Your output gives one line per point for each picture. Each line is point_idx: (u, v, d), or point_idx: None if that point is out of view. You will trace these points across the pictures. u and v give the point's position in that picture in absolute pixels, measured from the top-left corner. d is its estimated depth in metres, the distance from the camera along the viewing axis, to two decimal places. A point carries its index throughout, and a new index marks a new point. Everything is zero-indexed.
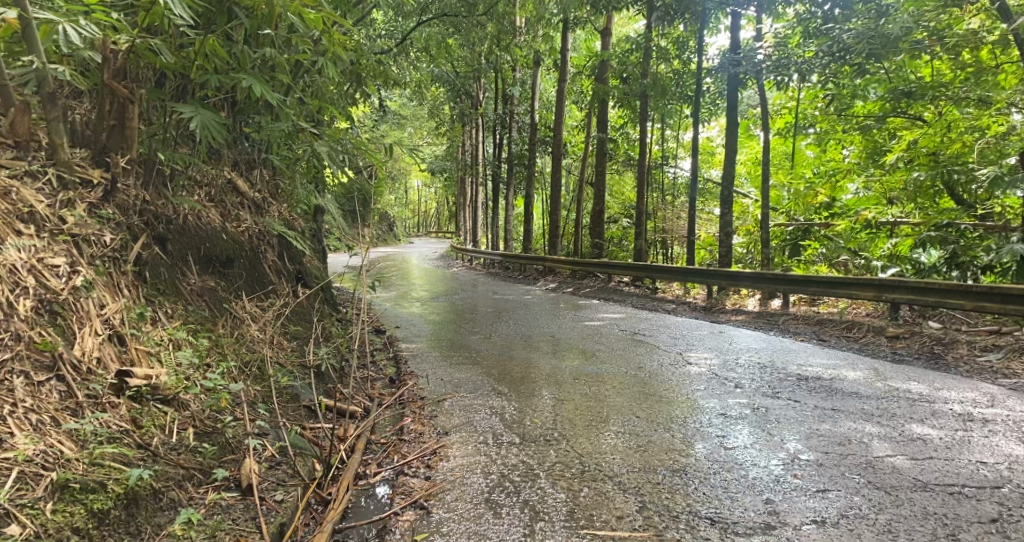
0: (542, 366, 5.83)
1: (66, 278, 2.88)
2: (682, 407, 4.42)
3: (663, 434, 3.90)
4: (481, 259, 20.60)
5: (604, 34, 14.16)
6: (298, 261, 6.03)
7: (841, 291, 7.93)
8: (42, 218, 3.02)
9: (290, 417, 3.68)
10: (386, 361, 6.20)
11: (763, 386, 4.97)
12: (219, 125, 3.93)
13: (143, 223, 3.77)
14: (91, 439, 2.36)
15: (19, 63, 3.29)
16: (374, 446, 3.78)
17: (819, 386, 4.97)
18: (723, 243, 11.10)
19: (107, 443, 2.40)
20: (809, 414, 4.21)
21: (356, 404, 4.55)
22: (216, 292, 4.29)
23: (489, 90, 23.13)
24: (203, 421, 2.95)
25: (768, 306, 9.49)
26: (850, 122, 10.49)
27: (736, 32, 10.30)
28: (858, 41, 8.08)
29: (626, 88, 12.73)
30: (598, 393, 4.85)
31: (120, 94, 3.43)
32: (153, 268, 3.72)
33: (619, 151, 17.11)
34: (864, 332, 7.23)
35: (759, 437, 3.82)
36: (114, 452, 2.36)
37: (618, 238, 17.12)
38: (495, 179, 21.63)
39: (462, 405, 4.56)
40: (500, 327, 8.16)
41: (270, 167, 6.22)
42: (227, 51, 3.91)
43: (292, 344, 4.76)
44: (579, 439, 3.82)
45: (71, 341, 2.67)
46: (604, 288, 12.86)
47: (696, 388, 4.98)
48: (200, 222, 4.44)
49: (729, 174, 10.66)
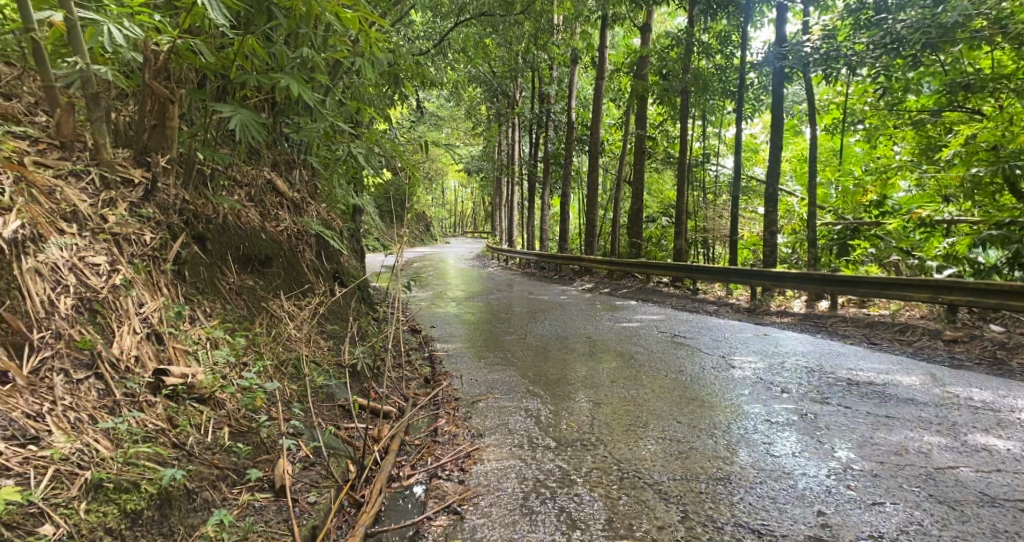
0: (579, 367, 5.72)
1: (106, 277, 2.92)
2: (725, 413, 4.26)
3: (706, 441, 3.75)
4: (518, 259, 20.55)
5: (644, 31, 13.95)
6: (335, 261, 6.06)
7: (893, 293, 7.57)
8: (84, 217, 3.07)
9: (325, 417, 3.66)
10: (422, 361, 6.18)
11: (811, 391, 4.76)
12: (257, 125, 3.95)
13: (183, 222, 3.82)
14: (126, 438, 2.37)
15: (65, 66, 3.36)
16: (408, 447, 3.73)
17: (871, 391, 4.73)
18: (766, 242, 10.78)
19: (141, 442, 2.40)
20: (862, 421, 3.99)
21: (391, 404, 4.52)
22: (254, 291, 4.32)
23: (526, 90, 23.05)
24: (238, 420, 2.95)
25: (814, 308, 9.16)
26: (902, 117, 10.06)
27: (781, 25, 9.99)
28: (914, 31, 7.72)
29: (666, 85, 12.49)
30: (638, 397, 4.71)
31: (161, 95, 3.47)
32: (192, 267, 3.76)
33: (658, 149, 16.84)
34: (918, 335, 6.89)
35: (807, 444, 3.63)
36: (149, 451, 2.37)
37: (657, 237, 16.86)
38: (532, 179, 21.60)
39: (496, 407, 4.48)
40: (536, 328, 8.06)
41: (309, 167, 6.27)
42: (265, 51, 3.92)
43: (328, 343, 4.77)
44: (617, 445, 3.70)
45: (110, 340, 2.70)
46: (642, 288, 12.64)
47: (740, 392, 4.79)
48: (239, 222, 4.49)
49: (773, 171, 10.35)
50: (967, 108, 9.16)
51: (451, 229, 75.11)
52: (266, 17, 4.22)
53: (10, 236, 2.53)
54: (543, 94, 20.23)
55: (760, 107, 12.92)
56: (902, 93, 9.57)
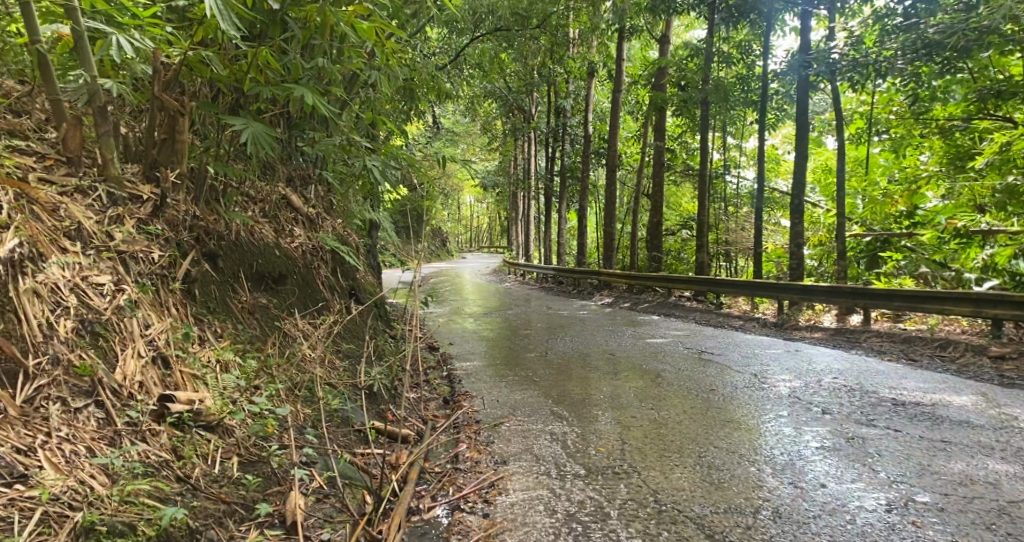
0: (604, 386, 5.47)
1: (110, 297, 2.76)
2: (765, 436, 3.98)
3: (748, 468, 3.48)
4: (535, 273, 20.35)
5: (662, 42, 13.82)
6: (351, 277, 5.91)
7: (931, 306, 7.21)
8: (89, 234, 2.92)
9: (340, 443, 3.47)
10: (440, 381, 5.97)
11: (854, 412, 4.46)
12: (271, 138, 3.80)
13: (194, 239, 3.67)
14: (124, 474, 2.19)
15: (72, 80, 3.24)
16: (428, 475, 3.51)
17: (920, 413, 4.42)
18: (792, 255, 10.46)
19: (141, 477, 2.21)
20: (917, 446, 3.70)
21: (409, 427, 4.32)
22: (267, 310, 4.18)
23: (541, 105, 23.02)
24: (247, 448, 2.76)
25: (846, 322, 8.81)
26: (929, 126, 9.76)
27: (805, 33, 9.76)
28: (947, 35, 7.41)
29: (686, 96, 12.30)
30: (668, 418, 4.45)
31: (171, 107, 3.34)
32: (203, 286, 3.62)
33: (677, 161, 16.64)
34: (961, 351, 6.54)
35: (861, 473, 3.35)
36: (149, 487, 2.18)
37: (677, 250, 16.59)
38: (549, 193, 21.49)
39: (520, 430, 4.25)
40: (558, 345, 7.83)
41: (325, 182, 6.16)
42: (278, 62, 3.78)
43: (343, 363, 4.59)
44: (652, 473, 3.44)
45: (113, 364, 2.53)
46: (664, 303, 12.34)
47: (777, 413, 4.51)
48: (252, 238, 4.37)
49: (798, 181, 10.07)
50: (1000, 115, 8.84)
51: (467, 245, 75.16)
52: (279, 28, 4.10)
53: (6, 256, 2.38)
54: (559, 108, 20.18)
55: (782, 117, 12.65)
56: (930, 101, 9.28)
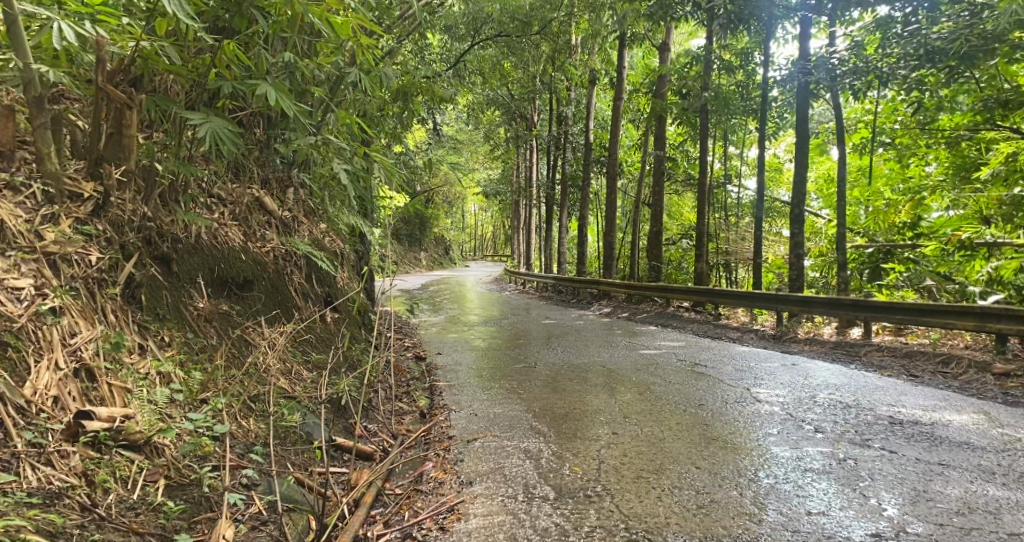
0: (590, 400, 5.21)
1: (28, 302, 2.67)
2: (752, 456, 3.73)
3: (730, 492, 3.23)
4: (533, 281, 20.14)
5: (663, 49, 13.64)
6: (328, 283, 5.72)
7: (933, 320, 6.95)
8: (15, 235, 2.85)
9: (292, 461, 3.26)
10: (420, 393, 5.75)
11: (849, 431, 4.20)
12: (232, 135, 3.53)
13: (142, 241, 3.50)
14: (9, 508, 2.02)
15: (7, 68, 3.07)
16: (387, 497, 3.30)
17: (918, 432, 4.16)
18: (793, 265, 10.21)
19: (30, 511, 2.04)
20: (912, 470, 3.44)
21: (376, 443, 4.11)
22: (228, 317, 3.98)
23: (544, 112, 22.83)
24: (177, 470, 2.61)
25: (847, 335, 8.54)
26: (934, 136, 9.52)
27: (806, 40, 9.53)
28: (950, 42, 7.17)
29: (686, 104, 12.09)
30: (651, 436, 4.21)
31: (117, 101, 3.17)
32: (152, 291, 3.44)
33: (678, 170, 16.51)
34: (964, 367, 6.26)
35: (850, 499, 3.10)
36: (36, 523, 2.01)
37: (677, 259, 16.37)
38: (550, 201, 21.31)
39: (492, 447, 4.02)
40: (548, 355, 7.58)
41: (306, 186, 5.99)
42: (242, 55, 3.58)
43: (310, 374, 4.38)
44: (627, 497, 3.20)
45: (23, 378, 2.41)
46: (662, 313, 12.12)
47: (767, 431, 4.26)
48: (214, 241, 4.19)
49: (800, 191, 9.81)
50: (1004, 125, 8.60)
51: (472, 252, 75.17)
52: (246, 22, 3.88)
53: None
54: (561, 115, 20.02)
55: (784, 126, 12.41)
56: (934, 111, 9.03)
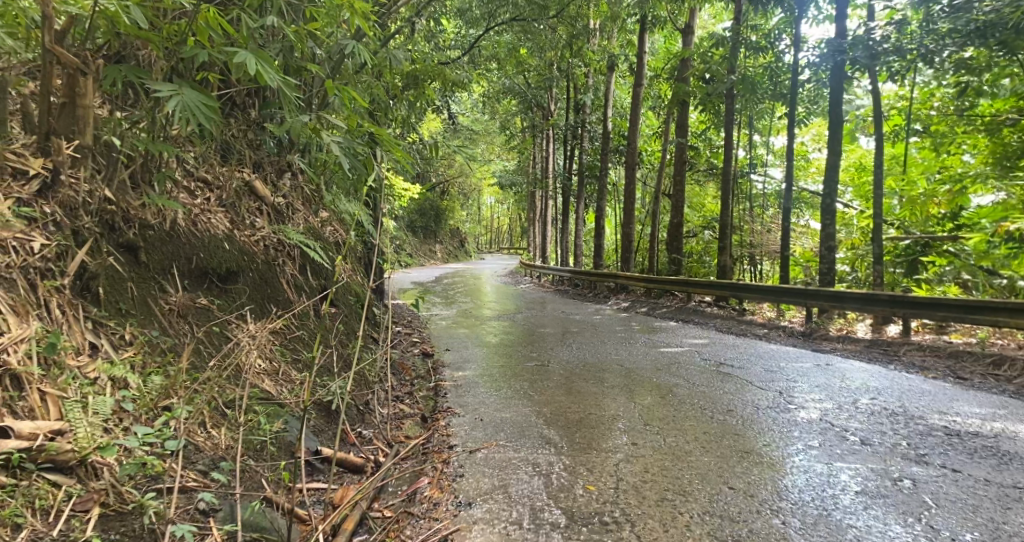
0: (605, 406, 4.73)
1: None
2: (794, 475, 3.26)
3: (770, 521, 2.78)
4: (550, 274, 19.64)
5: (686, 32, 12.95)
6: (325, 276, 5.33)
7: (981, 317, 6.36)
8: None
9: (265, 476, 2.88)
10: (423, 393, 5.37)
11: (901, 445, 3.70)
12: (207, 109, 2.96)
13: (102, 225, 3.11)
14: None
15: None
16: (372, 521, 2.90)
17: (981, 447, 3.65)
18: (824, 258, 9.58)
19: None
20: (984, 496, 2.97)
21: (367, 453, 3.71)
22: (207, 313, 3.59)
23: (561, 101, 22.12)
24: (117, 495, 2.29)
25: (882, 333, 7.95)
26: (975, 122, 8.85)
27: (840, 19, 8.84)
28: (1003, 14, 6.48)
29: (710, 89, 11.41)
30: (676, 448, 3.74)
31: (68, 65, 2.76)
32: (115, 284, 3.06)
33: (700, 159, 15.88)
34: (1019, 369, 5.68)
35: (915, 534, 2.65)
36: None
37: (698, 252, 15.83)
38: (567, 192, 20.69)
39: (496, 460, 3.60)
40: (562, 353, 7.12)
41: (303, 170, 5.58)
42: (223, 23, 3.11)
43: (300, 375, 4.01)
44: (649, 525, 2.77)
45: None
46: (683, 308, 11.55)
47: (808, 443, 3.77)
48: (193, 228, 3.81)
49: (833, 179, 9.14)
50: None
51: (488, 245, 74.81)
52: None
53: None
54: (579, 103, 19.32)
55: (814, 112, 11.66)
56: (976, 96, 8.36)
